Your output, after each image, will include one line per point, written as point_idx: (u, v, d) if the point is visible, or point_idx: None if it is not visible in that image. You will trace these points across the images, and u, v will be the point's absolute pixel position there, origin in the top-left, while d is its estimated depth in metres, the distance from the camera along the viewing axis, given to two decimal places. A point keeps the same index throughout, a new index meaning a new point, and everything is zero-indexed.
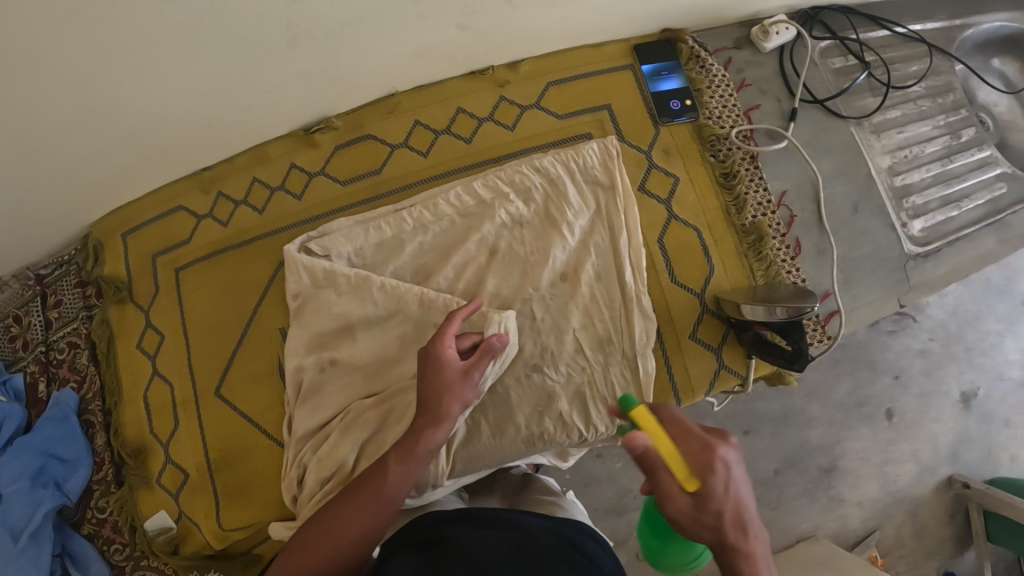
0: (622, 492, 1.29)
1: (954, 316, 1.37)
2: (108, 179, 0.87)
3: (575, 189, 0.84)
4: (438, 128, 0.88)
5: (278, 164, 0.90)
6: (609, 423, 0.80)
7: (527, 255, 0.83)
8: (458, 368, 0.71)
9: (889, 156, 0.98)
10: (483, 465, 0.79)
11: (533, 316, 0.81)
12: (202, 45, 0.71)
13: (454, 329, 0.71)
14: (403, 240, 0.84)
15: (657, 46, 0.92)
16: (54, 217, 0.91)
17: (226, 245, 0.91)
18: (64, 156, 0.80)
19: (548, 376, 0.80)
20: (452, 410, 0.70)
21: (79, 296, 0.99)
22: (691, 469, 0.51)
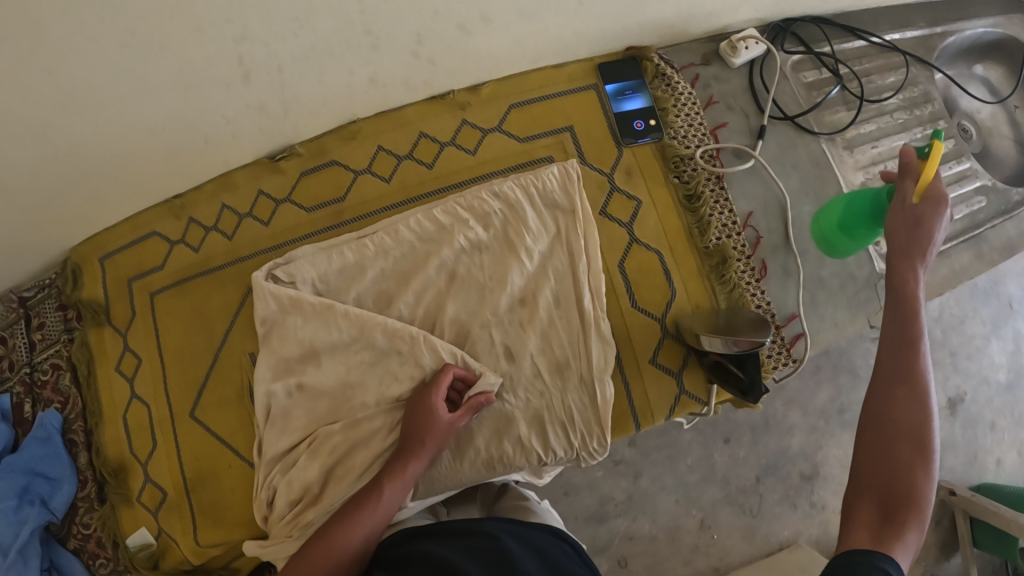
0: (603, 499, 1.26)
1: (939, 320, 1.34)
2: (79, 208, 0.90)
3: (533, 213, 0.84)
4: (400, 153, 0.89)
5: (245, 192, 0.92)
6: (567, 447, 0.81)
7: (486, 280, 0.83)
8: (446, 413, 0.76)
9: (862, 172, 0.96)
10: (444, 488, 0.81)
11: (491, 340, 0.82)
12: (155, 81, 0.73)
13: (446, 382, 0.77)
14: (365, 265, 0.84)
15: (620, 65, 0.91)
16: (33, 245, 0.94)
17: (198, 271, 0.93)
18: (34, 190, 0.83)
19: (506, 400, 0.81)
20: (433, 450, 0.75)
21: (60, 319, 1.02)
22: (925, 198, 0.72)
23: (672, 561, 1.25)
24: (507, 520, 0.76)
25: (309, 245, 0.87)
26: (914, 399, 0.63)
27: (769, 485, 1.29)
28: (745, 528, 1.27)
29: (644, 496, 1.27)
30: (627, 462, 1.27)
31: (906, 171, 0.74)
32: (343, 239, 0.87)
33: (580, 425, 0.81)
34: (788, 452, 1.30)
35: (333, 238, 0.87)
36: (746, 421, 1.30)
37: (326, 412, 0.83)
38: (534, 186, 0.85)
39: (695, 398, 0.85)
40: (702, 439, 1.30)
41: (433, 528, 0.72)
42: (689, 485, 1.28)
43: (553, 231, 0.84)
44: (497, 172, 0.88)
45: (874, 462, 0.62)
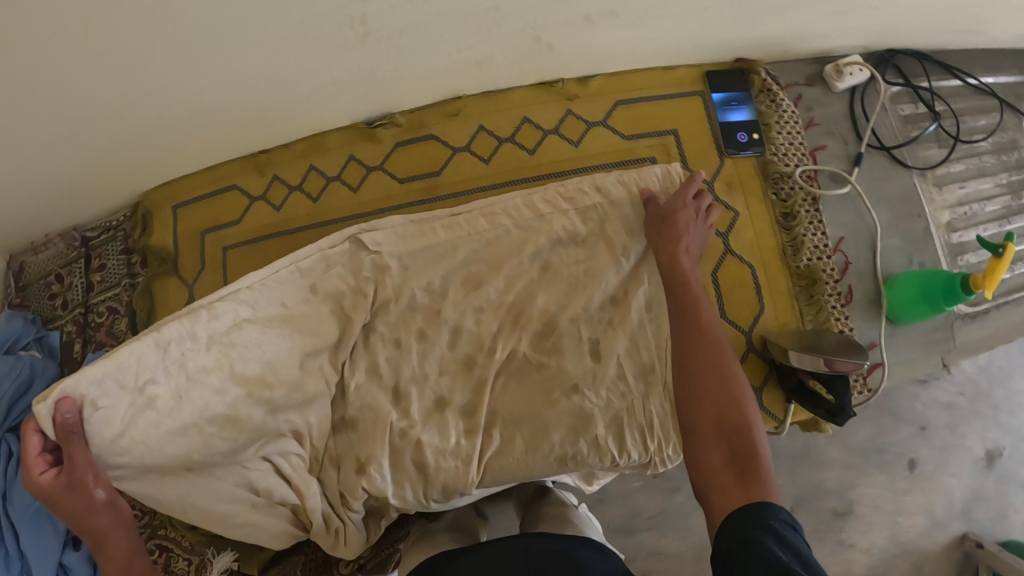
0: (635, 511, 1.27)
1: (985, 371, 1.35)
2: (163, 149, 0.88)
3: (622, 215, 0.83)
4: (502, 136, 0.88)
5: (336, 156, 0.90)
6: (642, 451, 0.80)
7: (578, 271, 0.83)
8: (60, 480, 0.67)
9: (948, 212, 0.91)
10: (507, 480, 0.80)
11: (577, 338, 0.81)
12: (261, 30, 0.70)
13: (35, 447, 0.67)
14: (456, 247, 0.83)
15: (728, 75, 0.90)
16: (112, 181, 0.93)
17: (276, 230, 0.91)
18: (121, 125, 0.81)
19: (585, 398, 0.80)
20: (100, 517, 0.70)
21: (123, 263, 1.00)
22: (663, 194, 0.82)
23: None
24: (543, 539, 0.80)
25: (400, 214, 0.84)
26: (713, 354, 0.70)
27: (800, 516, 1.26)
28: None
29: (677, 512, 1.27)
30: (664, 477, 1.28)
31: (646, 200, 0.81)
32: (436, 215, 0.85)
33: (656, 431, 0.80)
34: (823, 486, 1.27)
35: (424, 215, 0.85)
36: (788, 450, 1.28)
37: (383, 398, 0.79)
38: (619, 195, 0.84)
39: (772, 415, 0.84)
40: None
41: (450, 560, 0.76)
42: None
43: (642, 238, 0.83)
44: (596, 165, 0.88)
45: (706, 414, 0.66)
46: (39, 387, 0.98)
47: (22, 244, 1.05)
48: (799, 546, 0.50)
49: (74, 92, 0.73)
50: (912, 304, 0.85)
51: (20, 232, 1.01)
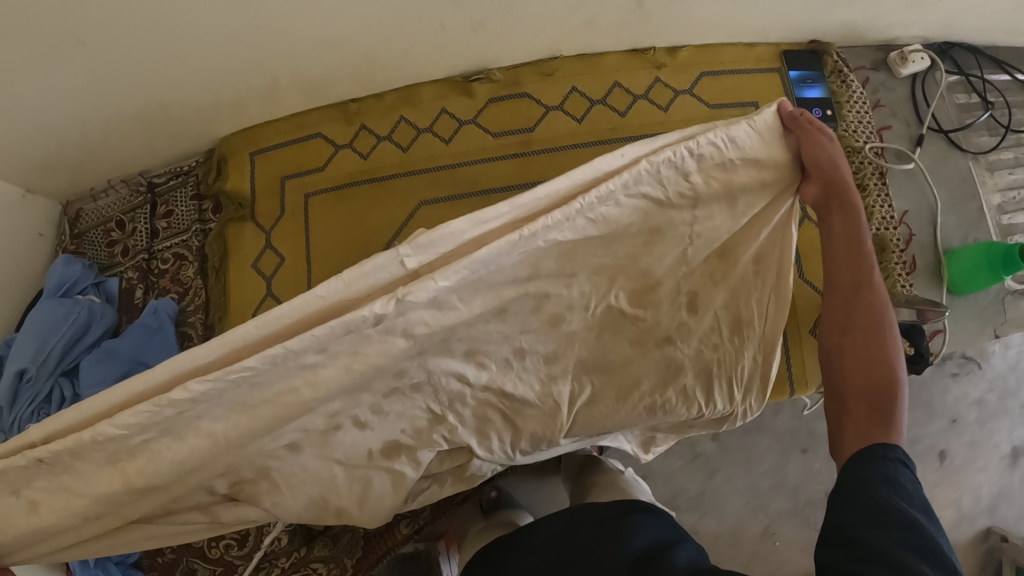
0: (676, 491, 1.29)
1: (1014, 370, 1.38)
2: (248, 93, 0.87)
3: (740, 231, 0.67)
4: (594, 98, 0.91)
5: (429, 108, 0.91)
6: (727, 400, 0.81)
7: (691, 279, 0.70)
8: None
9: (999, 194, 0.97)
10: (602, 428, 0.79)
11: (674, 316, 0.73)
12: None
13: None
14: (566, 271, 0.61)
15: (803, 56, 0.96)
16: (191, 126, 0.92)
17: (363, 178, 0.91)
18: (214, 66, 0.80)
19: (673, 359, 0.76)
20: None
21: (193, 209, 0.99)
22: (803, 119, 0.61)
23: (731, 563, 1.29)
24: (612, 504, 0.81)
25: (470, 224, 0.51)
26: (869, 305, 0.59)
27: None
28: (806, 543, 1.32)
29: (716, 494, 1.30)
30: (705, 458, 1.30)
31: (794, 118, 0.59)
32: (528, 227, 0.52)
33: (739, 377, 0.80)
34: None
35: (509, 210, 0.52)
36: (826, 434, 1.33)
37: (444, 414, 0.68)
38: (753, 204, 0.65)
39: None
40: (780, 446, 1.32)
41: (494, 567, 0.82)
42: (759, 491, 1.31)
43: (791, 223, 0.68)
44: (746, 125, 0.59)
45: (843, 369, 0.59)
46: (98, 333, 0.98)
47: (83, 191, 1.06)
48: (890, 478, 0.48)
49: (178, 29, 0.72)
50: (975, 273, 0.89)
51: (84, 175, 1.00)
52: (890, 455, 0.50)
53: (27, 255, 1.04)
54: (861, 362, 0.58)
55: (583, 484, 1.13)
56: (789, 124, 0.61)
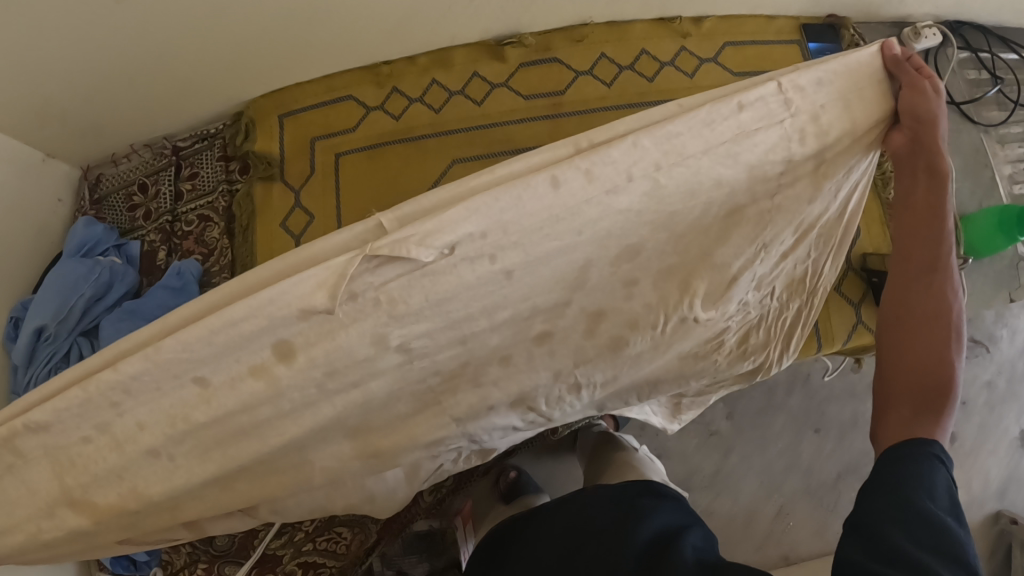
0: (691, 470, 1.30)
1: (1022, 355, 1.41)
2: (281, 54, 0.87)
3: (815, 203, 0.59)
4: (622, 64, 0.94)
5: (461, 71, 0.93)
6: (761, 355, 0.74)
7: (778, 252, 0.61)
8: None
9: (1010, 165, 1.01)
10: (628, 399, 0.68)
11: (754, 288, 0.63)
12: None
13: None
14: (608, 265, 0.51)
15: (821, 30, 0.99)
16: (220, 87, 0.92)
17: (395, 138, 0.93)
18: (250, 23, 0.80)
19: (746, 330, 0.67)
20: None
21: (220, 169, 1.00)
22: (908, 70, 0.53)
23: (745, 544, 1.29)
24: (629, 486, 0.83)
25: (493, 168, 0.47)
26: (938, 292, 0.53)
27: (848, 484, 1.35)
28: (818, 525, 1.32)
29: (731, 473, 1.31)
30: (720, 436, 1.32)
31: (900, 60, 0.53)
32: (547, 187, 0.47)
33: (780, 332, 0.73)
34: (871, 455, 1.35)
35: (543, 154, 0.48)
36: (838, 417, 1.36)
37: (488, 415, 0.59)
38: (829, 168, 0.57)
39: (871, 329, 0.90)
40: (793, 425, 1.35)
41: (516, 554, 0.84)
42: (774, 470, 1.33)
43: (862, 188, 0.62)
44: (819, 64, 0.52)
45: (893, 359, 0.54)
46: (118, 294, 0.97)
47: (104, 155, 1.05)
48: (921, 474, 0.46)
49: None
50: (990, 236, 0.92)
51: (105, 139, 1.00)
52: (927, 453, 0.47)
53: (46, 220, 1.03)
54: (914, 354, 0.53)
55: (601, 461, 1.11)
56: (895, 69, 0.53)
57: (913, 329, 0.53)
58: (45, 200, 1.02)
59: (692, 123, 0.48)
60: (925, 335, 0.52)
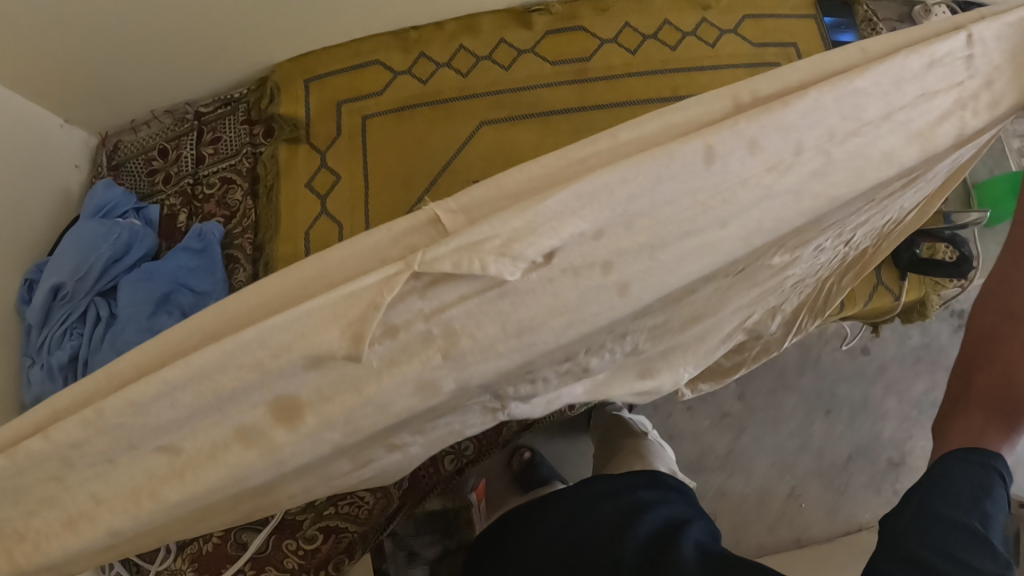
0: (704, 450, 1.34)
1: None
2: (306, 22, 0.91)
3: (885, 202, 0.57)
4: (646, 33, 0.96)
5: (488, 38, 0.96)
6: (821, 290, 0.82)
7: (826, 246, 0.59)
8: None
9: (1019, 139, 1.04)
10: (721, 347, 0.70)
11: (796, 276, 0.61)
12: None
13: None
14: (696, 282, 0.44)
15: (836, 5, 1.02)
16: (246, 49, 0.95)
17: (423, 101, 0.95)
18: None
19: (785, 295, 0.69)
20: None
21: (244, 133, 1.01)
22: None
23: (758, 525, 1.32)
24: (636, 475, 0.88)
25: (617, 131, 0.40)
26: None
27: (859, 466, 1.36)
28: (831, 506, 1.34)
29: (744, 453, 1.34)
30: (732, 417, 1.36)
31: None
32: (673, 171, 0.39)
33: (845, 270, 0.80)
34: (880, 438, 1.38)
35: (703, 103, 0.41)
36: (849, 398, 1.39)
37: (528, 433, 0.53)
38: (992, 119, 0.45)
39: (891, 291, 0.95)
40: (805, 407, 1.38)
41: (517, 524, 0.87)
42: (787, 450, 1.35)
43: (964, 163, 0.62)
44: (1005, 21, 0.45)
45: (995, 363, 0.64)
46: (137, 256, 0.95)
47: (123, 122, 1.06)
48: (985, 483, 0.58)
49: None
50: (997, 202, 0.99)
51: (131, 104, 1.03)
52: (995, 465, 0.60)
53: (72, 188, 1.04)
54: (1014, 358, 0.63)
55: (614, 443, 1.11)
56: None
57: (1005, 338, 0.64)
58: (62, 165, 1.02)
59: (866, 85, 0.41)
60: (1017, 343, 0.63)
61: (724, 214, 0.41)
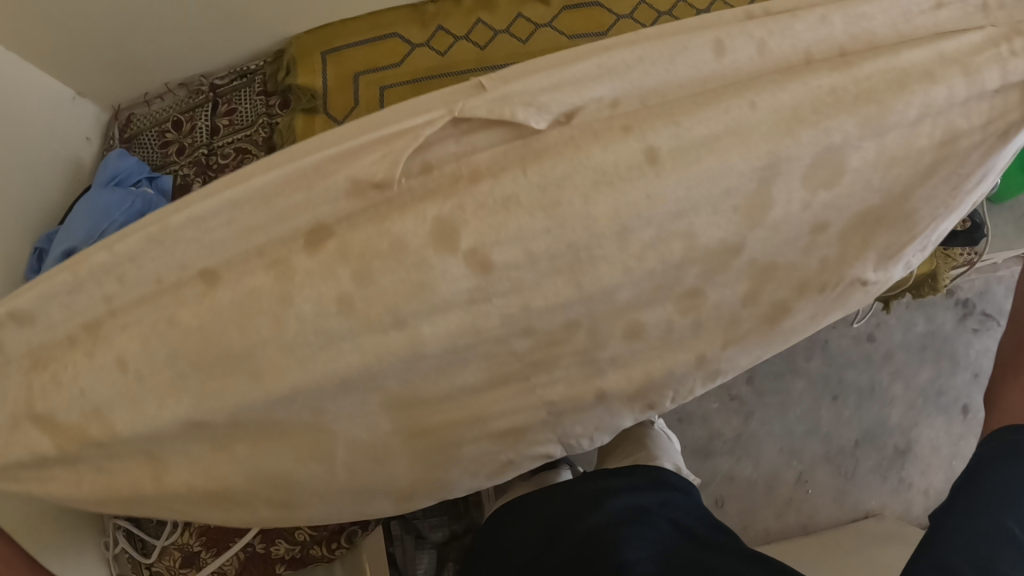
0: (713, 434, 1.34)
1: None
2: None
3: (956, 174, 0.61)
4: (661, 9, 0.97)
5: (505, 12, 0.98)
6: None
7: (871, 199, 0.61)
8: None
9: None
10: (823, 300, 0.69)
11: (841, 243, 0.62)
12: None
13: None
14: (695, 205, 0.59)
15: None
16: (267, 17, 0.97)
17: (440, 73, 0.96)
18: None
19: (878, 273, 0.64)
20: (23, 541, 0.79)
21: (261, 103, 1.02)
22: None
23: (766, 510, 1.34)
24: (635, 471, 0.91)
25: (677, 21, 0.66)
26: None
27: (865, 452, 1.39)
28: (838, 491, 1.37)
29: (751, 438, 1.35)
30: (741, 401, 1.35)
31: None
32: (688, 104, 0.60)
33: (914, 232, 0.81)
34: (887, 423, 1.40)
35: (714, 19, 0.65)
36: (855, 383, 1.39)
37: (543, 337, 0.60)
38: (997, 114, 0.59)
39: None
40: (812, 392, 1.38)
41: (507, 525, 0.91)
42: (796, 435, 1.36)
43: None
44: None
45: None
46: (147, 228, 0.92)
47: (137, 95, 1.07)
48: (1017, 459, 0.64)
49: None
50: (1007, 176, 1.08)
51: (146, 72, 1.03)
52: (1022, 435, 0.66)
53: (83, 155, 1.03)
54: None
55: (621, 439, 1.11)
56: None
57: None
58: (73, 136, 1.02)
59: (815, 22, 0.62)
60: None
61: (696, 81, 0.62)
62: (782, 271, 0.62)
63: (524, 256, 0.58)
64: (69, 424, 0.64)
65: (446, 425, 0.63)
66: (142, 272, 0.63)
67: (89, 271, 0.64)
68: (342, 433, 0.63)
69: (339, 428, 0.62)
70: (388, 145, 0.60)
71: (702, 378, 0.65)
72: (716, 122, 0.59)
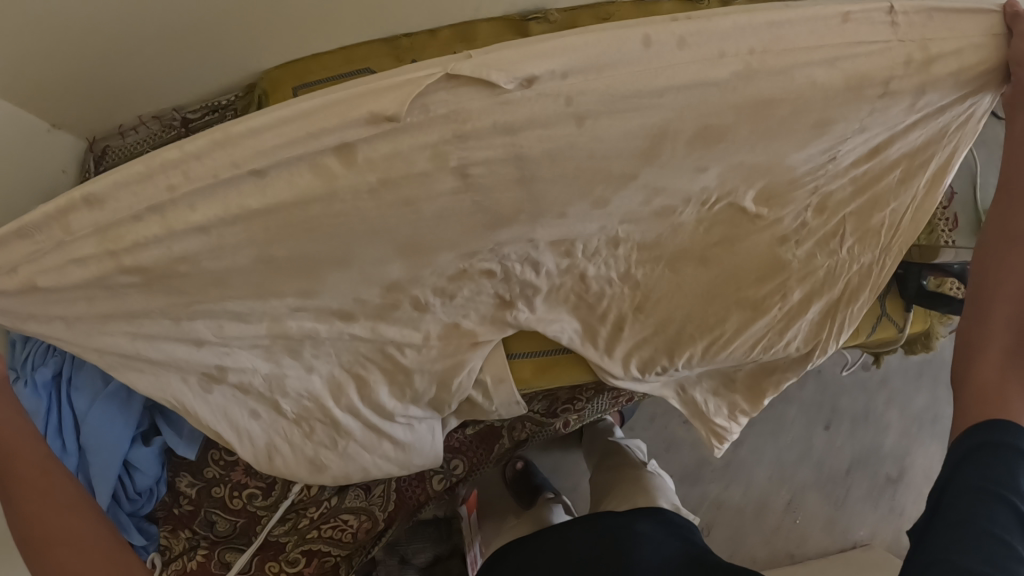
0: (702, 462, 1.30)
1: None
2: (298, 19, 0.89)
3: (831, 139, 0.77)
4: None
5: (483, 46, 0.94)
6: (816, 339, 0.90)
7: (745, 154, 0.76)
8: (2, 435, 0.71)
9: None
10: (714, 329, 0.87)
11: (720, 172, 0.77)
12: None
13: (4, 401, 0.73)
14: (635, 169, 0.74)
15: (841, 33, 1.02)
16: (234, 51, 0.93)
17: None
18: None
19: (767, 209, 0.81)
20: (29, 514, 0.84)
21: None
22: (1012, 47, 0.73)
23: (755, 536, 1.28)
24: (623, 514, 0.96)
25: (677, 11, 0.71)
26: (1002, 312, 0.69)
27: (856, 479, 1.34)
28: (827, 519, 1.32)
29: (741, 464, 1.31)
30: None
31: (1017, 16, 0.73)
32: (616, 81, 0.68)
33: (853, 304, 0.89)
34: (878, 451, 1.36)
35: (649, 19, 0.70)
36: (849, 410, 1.36)
37: (490, 214, 0.74)
38: (899, 90, 0.74)
39: (894, 322, 0.92)
40: (806, 417, 1.34)
41: (537, 537, 0.96)
42: (786, 462, 1.32)
43: (945, 116, 0.78)
44: (921, 18, 0.74)
45: (983, 367, 0.67)
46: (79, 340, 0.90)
47: (110, 127, 1.04)
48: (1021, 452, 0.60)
49: None
50: None
51: (114, 109, 1.00)
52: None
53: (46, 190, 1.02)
54: (1001, 366, 0.66)
55: (605, 464, 1.18)
56: (1011, 22, 0.74)
57: (982, 335, 0.69)
58: (49, 169, 1.02)
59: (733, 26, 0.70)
60: (995, 341, 0.68)
61: (653, 88, 0.69)
62: (670, 189, 0.77)
63: (464, 181, 0.70)
64: (61, 335, 0.75)
65: (403, 278, 0.78)
66: (104, 211, 0.68)
67: (63, 201, 0.69)
68: (289, 288, 0.76)
69: (322, 286, 0.76)
70: (401, 89, 0.65)
71: (604, 233, 0.80)
72: (632, 89, 0.69)
